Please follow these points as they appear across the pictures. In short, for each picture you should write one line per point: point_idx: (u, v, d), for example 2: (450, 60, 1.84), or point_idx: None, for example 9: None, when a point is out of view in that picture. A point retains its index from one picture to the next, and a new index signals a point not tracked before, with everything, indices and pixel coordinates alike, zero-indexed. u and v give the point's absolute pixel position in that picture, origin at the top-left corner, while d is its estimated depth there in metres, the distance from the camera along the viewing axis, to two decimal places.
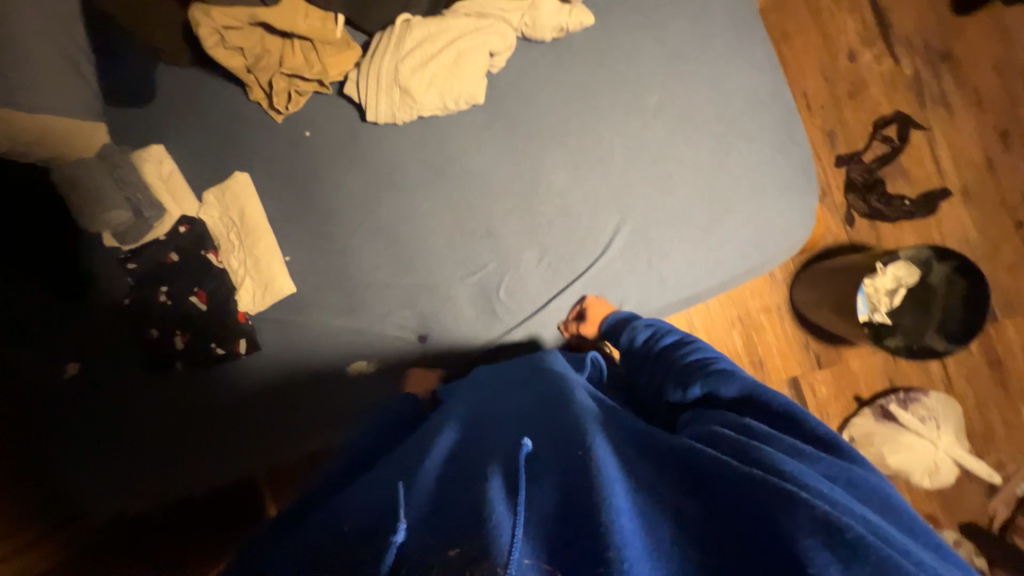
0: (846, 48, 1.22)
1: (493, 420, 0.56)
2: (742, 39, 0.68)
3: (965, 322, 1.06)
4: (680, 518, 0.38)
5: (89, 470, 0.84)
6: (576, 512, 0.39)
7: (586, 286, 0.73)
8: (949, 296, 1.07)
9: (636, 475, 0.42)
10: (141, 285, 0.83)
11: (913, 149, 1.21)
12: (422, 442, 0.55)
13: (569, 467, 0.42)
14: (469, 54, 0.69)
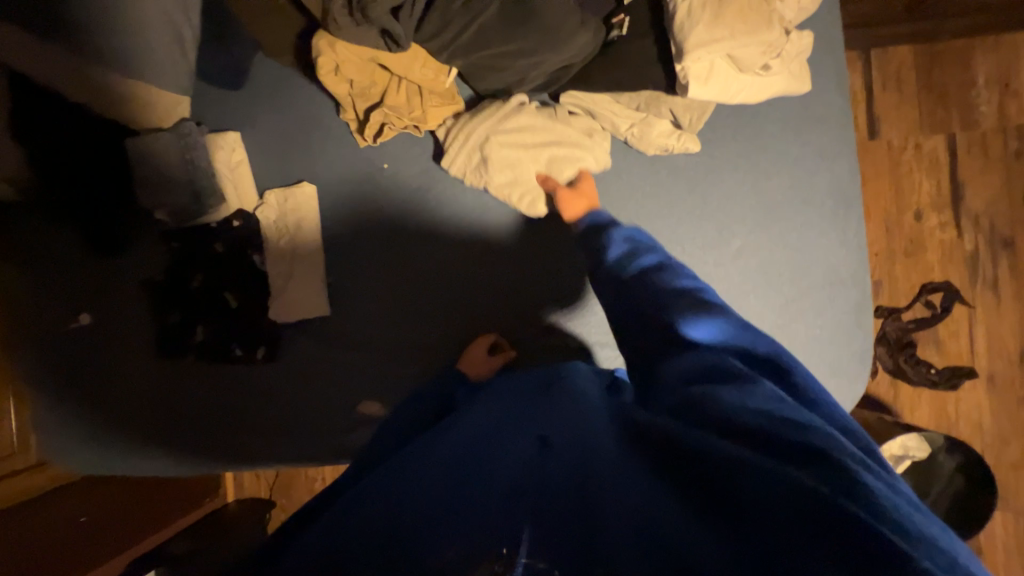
0: (915, 207, 1.22)
1: (513, 403, 0.56)
2: (840, 210, 0.67)
3: (956, 521, 1.04)
4: (662, 502, 0.36)
5: (82, 424, 0.85)
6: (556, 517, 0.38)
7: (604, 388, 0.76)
8: (948, 490, 1.07)
9: (624, 458, 0.41)
10: (177, 265, 0.82)
11: (952, 322, 1.22)
12: (446, 427, 0.55)
13: (568, 470, 0.41)
14: (562, 159, 0.71)
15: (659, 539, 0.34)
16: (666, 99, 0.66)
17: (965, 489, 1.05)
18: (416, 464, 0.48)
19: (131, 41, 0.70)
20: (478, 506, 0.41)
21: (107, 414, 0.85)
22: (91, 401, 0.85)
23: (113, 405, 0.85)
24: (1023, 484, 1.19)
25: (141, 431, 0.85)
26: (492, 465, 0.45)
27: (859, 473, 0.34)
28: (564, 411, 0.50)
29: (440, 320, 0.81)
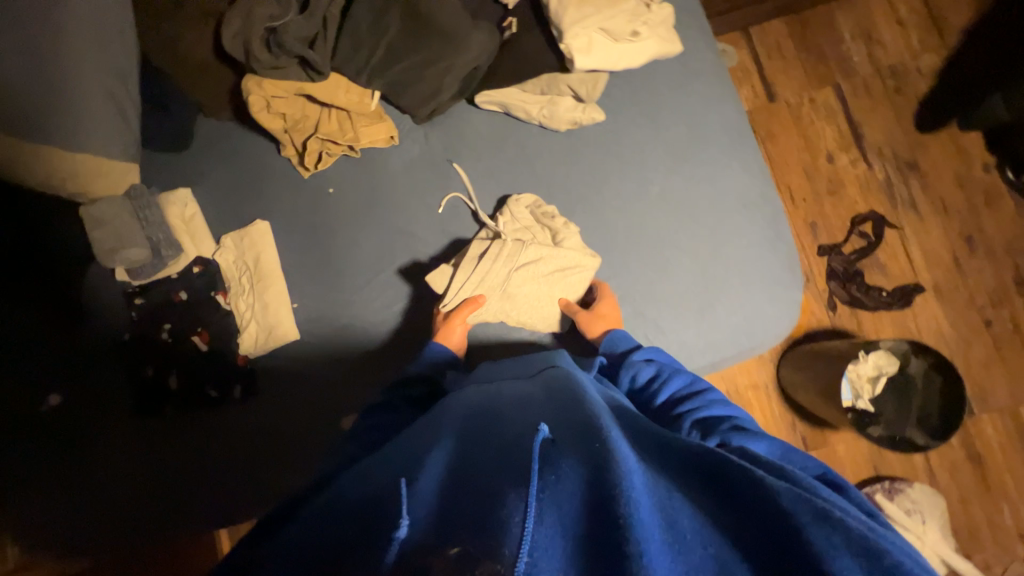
0: (825, 151, 1.35)
1: (505, 408, 0.53)
2: (736, 145, 0.76)
3: (944, 418, 1.09)
4: (691, 511, 0.36)
5: (59, 501, 0.83)
6: (590, 490, 0.36)
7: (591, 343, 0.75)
8: (929, 391, 1.11)
9: (658, 473, 0.40)
10: (145, 320, 0.84)
11: (888, 245, 1.31)
12: (430, 433, 0.52)
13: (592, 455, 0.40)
14: (572, 280, 0.74)
15: (696, 544, 0.34)
16: (563, 78, 0.76)
17: (944, 384, 1.10)
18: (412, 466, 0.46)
19: (72, 117, 0.75)
20: (494, 503, 0.37)
21: (83, 488, 0.83)
22: (65, 477, 0.83)
23: (89, 476, 0.83)
24: (997, 381, 1.24)
25: (122, 499, 0.83)
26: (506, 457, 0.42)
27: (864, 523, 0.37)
28: (573, 410, 0.48)
29: (406, 321, 0.83)
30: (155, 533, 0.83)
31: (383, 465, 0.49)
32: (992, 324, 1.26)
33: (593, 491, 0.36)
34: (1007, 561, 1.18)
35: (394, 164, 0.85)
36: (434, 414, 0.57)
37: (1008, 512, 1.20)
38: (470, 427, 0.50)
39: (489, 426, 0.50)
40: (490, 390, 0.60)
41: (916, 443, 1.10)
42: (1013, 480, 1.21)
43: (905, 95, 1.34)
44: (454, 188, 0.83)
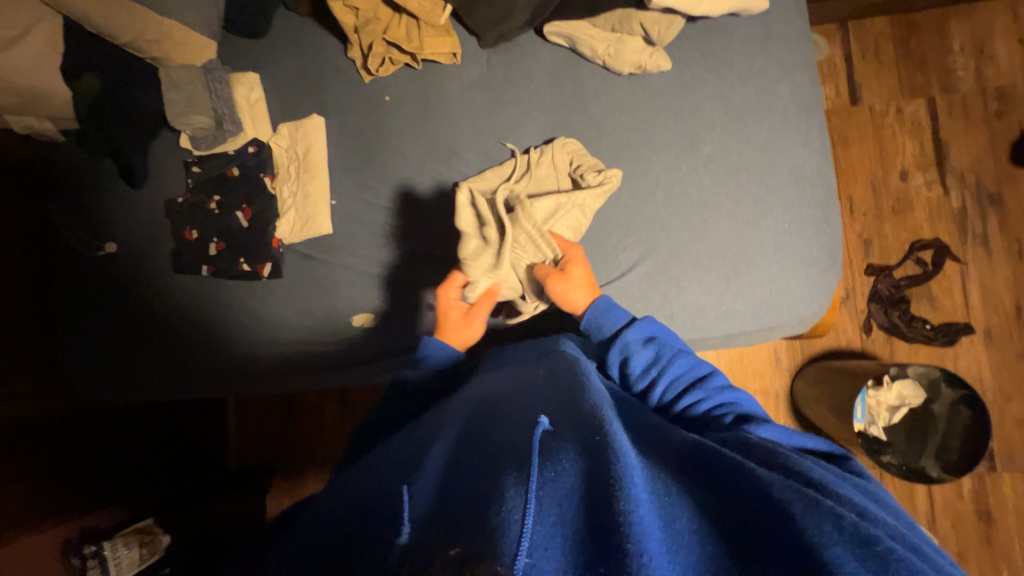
0: (901, 167, 1.26)
1: (506, 404, 0.55)
2: (801, 118, 0.73)
3: (966, 455, 1.02)
4: (692, 508, 0.37)
5: (103, 337, 0.92)
6: (589, 490, 0.38)
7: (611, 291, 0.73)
8: (954, 425, 1.04)
9: (652, 470, 0.41)
10: (197, 188, 0.90)
11: (944, 278, 1.22)
12: (430, 431, 0.56)
13: (590, 448, 0.41)
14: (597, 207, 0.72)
15: (691, 536, 0.35)
16: (637, 14, 0.72)
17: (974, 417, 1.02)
18: (421, 470, 0.48)
19: None
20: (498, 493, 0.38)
21: (124, 330, 0.92)
22: (111, 317, 0.93)
23: (130, 319, 0.92)
24: None
25: (154, 346, 0.91)
26: (508, 454, 0.44)
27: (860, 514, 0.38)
28: (571, 405, 0.49)
29: (432, 237, 0.86)
30: (178, 389, 0.91)
31: (396, 456, 0.53)
32: None
33: (590, 489, 0.38)
34: None
35: (450, 82, 0.85)
36: (445, 409, 0.60)
37: None
38: (476, 427, 0.53)
39: (490, 420, 0.52)
40: (503, 380, 0.63)
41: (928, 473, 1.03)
42: (1020, 547, 1.14)
43: (1006, 122, 1.23)
44: (503, 115, 0.82)
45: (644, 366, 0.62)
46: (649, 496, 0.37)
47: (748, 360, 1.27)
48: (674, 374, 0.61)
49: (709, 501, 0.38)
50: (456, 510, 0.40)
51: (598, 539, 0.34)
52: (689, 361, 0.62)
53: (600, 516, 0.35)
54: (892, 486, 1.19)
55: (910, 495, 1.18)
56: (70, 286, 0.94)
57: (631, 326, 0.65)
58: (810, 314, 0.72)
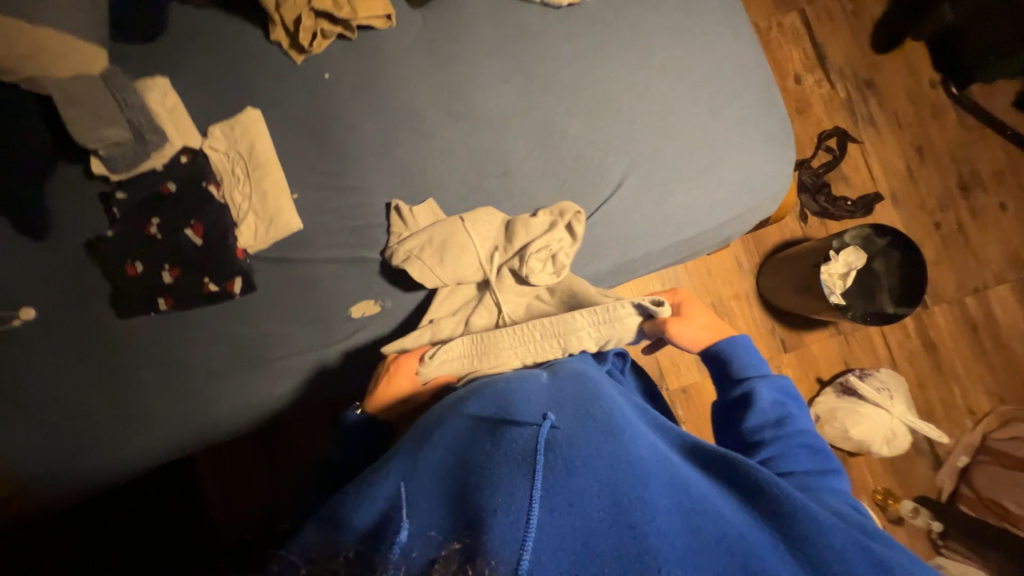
0: (793, 72, 1.42)
1: (512, 395, 0.56)
2: (728, 17, 0.80)
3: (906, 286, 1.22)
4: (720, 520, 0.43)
5: (50, 417, 0.78)
6: (612, 499, 0.43)
7: (607, 212, 0.76)
8: (891, 267, 1.22)
9: (676, 478, 0.47)
10: (127, 216, 0.78)
11: (850, 158, 1.41)
12: (428, 427, 0.56)
13: (613, 463, 0.45)
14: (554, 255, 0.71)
15: (714, 545, 0.41)
16: None
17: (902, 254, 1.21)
18: (422, 459, 0.51)
19: None
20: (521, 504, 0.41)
21: (77, 400, 0.79)
22: (56, 390, 0.78)
23: (83, 386, 0.79)
24: (945, 277, 1.38)
25: (121, 408, 0.79)
26: (511, 449, 0.47)
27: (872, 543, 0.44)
28: (584, 409, 0.52)
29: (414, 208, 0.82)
30: (163, 449, 0.80)
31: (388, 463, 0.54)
32: (939, 226, 1.39)
33: (612, 496, 0.43)
34: (959, 432, 1.32)
35: (391, 46, 0.82)
36: (444, 409, 0.62)
37: (958, 390, 1.34)
38: (480, 416, 0.55)
39: (496, 416, 0.53)
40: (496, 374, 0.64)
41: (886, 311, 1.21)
42: (960, 362, 1.36)
43: (861, 18, 1.43)
44: (454, 68, 0.81)
45: (762, 421, 0.62)
46: (667, 512, 0.43)
47: (716, 272, 1.37)
48: (789, 444, 0.59)
49: (741, 521, 0.44)
50: (461, 505, 0.44)
51: (608, 545, 0.40)
52: (807, 435, 0.61)
53: (627, 528, 0.41)
54: (856, 344, 1.35)
55: (873, 348, 1.36)
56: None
57: (764, 381, 0.64)
58: (781, 188, 0.79)
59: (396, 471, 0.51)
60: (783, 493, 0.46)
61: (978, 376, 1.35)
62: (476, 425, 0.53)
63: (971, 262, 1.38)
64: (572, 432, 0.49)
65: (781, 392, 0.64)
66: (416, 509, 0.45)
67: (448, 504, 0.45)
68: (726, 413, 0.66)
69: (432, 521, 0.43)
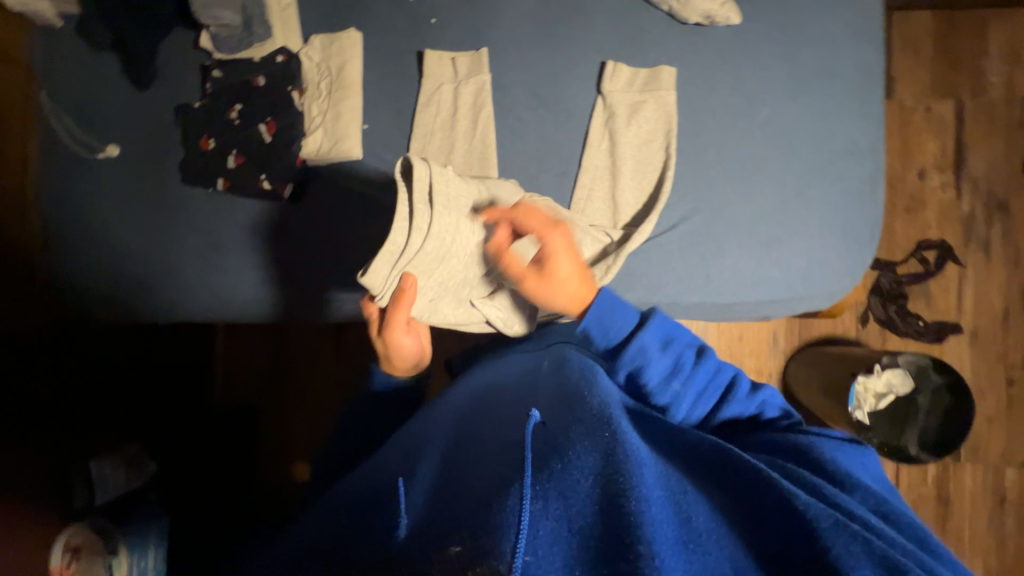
0: (921, 166, 1.27)
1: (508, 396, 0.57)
2: (859, 92, 0.75)
3: (944, 436, 1.10)
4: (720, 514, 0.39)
5: (101, 245, 0.88)
6: (603, 480, 0.38)
7: (649, 249, 0.72)
8: (934, 407, 1.11)
9: (669, 471, 0.42)
10: (216, 94, 0.83)
11: (943, 277, 1.26)
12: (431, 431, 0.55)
13: (600, 442, 0.41)
14: None
15: (714, 543, 0.37)
16: None
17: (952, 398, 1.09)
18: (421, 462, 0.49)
19: None
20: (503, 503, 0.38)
21: (124, 241, 0.88)
22: (111, 224, 0.88)
23: (130, 231, 0.88)
24: (993, 437, 1.24)
25: (156, 262, 0.87)
26: (506, 449, 0.45)
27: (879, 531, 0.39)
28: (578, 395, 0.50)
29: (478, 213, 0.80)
30: (179, 311, 0.88)
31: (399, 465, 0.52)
32: (1011, 384, 1.25)
33: (604, 483, 0.38)
34: None
35: (503, 9, 0.79)
36: (476, 399, 0.60)
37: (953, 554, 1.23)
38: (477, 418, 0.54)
39: (491, 424, 0.52)
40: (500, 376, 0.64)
41: (906, 451, 1.11)
42: (970, 529, 1.24)
43: None
44: (555, 52, 0.78)
45: (665, 377, 0.56)
46: (662, 498, 0.38)
47: (747, 340, 1.27)
48: (697, 382, 0.57)
49: (731, 515, 0.39)
50: (449, 512, 0.41)
51: (603, 535, 0.35)
52: (716, 369, 0.59)
53: (617, 508, 0.36)
54: None
55: None
56: (66, 191, 0.88)
57: (643, 330, 0.57)
58: (840, 287, 0.74)
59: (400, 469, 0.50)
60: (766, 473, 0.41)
61: (982, 551, 1.23)
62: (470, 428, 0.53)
63: None
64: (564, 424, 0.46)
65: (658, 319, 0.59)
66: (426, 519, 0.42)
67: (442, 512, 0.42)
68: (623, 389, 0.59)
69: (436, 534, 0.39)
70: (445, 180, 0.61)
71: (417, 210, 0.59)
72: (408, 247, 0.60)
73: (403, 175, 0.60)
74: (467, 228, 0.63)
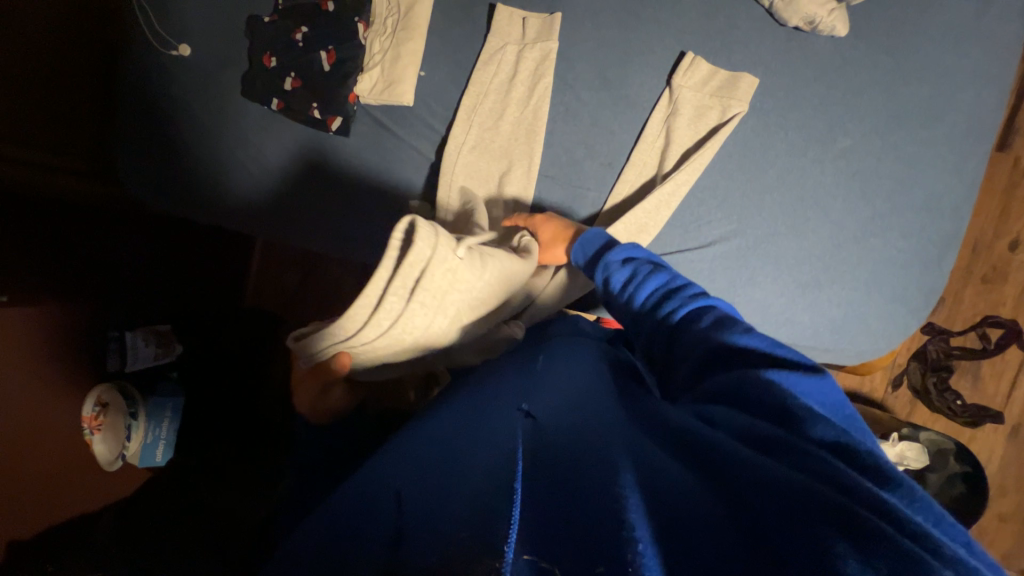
0: (1015, 235, 1.13)
1: (502, 383, 0.58)
2: (960, 143, 0.67)
3: None
4: (694, 495, 0.36)
5: (149, 139, 0.90)
6: (591, 480, 0.39)
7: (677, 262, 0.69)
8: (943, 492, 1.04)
9: (650, 460, 0.40)
10: (286, 12, 0.83)
11: (1000, 360, 1.15)
12: (431, 418, 0.57)
13: (591, 449, 0.42)
14: None
15: (689, 527, 0.34)
16: None
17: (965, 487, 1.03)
18: (420, 453, 0.52)
19: None
20: (493, 493, 0.40)
21: (172, 139, 0.90)
22: (163, 120, 0.90)
23: (182, 130, 0.90)
24: (1000, 537, 1.17)
25: (202, 167, 0.90)
26: (501, 442, 0.46)
27: (863, 494, 0.33)
28: (576, 404, 0.51)
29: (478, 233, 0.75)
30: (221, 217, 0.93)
31: (397, 447, 0.55)
32: None
33: (592, 481, 0.39)
34: None
35: None
36: (464, 388, 0.61)
37: None
38: (473, 404, 0.56)
39: (483, 413, 0.54)
40: (499, 362, 0.65)
41: None
42: None
43: None
44: (633, 31, 0.72)
45: (619, 283, 0.60)
46: (640, 489, 0.37)
47: None
48: (650, 289, 0.58)
49: (706, 500, 0.36)
50: (439, 517, 0.41)
51: (585, 520, 0.35)
52: (673, 280, 0.58)
53: (601, 500, 0.36)
54: None
55: None
56: (131, 78, 0.90)
57: (616, 248, 0.63)
58: (871, 350, 0.70)
59: (401, 454, 0.52)
60: (740, 457, 0.38)
61: None
62: (465, 413, 0.55)
63: None
64: (554, 427, 0.46)
65: (622, 248, 0.63)
66: (423, 514, 0.43)
67: (439, 508, 0.43)
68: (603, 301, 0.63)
69: (436, 528, 0.40)
70: (441, 271, 0.54)
71: (387, 302, 0.54)
72: (359, 338, 0.56)
73: (404, 238, 0.52)
74: (439, 321, 0.60)
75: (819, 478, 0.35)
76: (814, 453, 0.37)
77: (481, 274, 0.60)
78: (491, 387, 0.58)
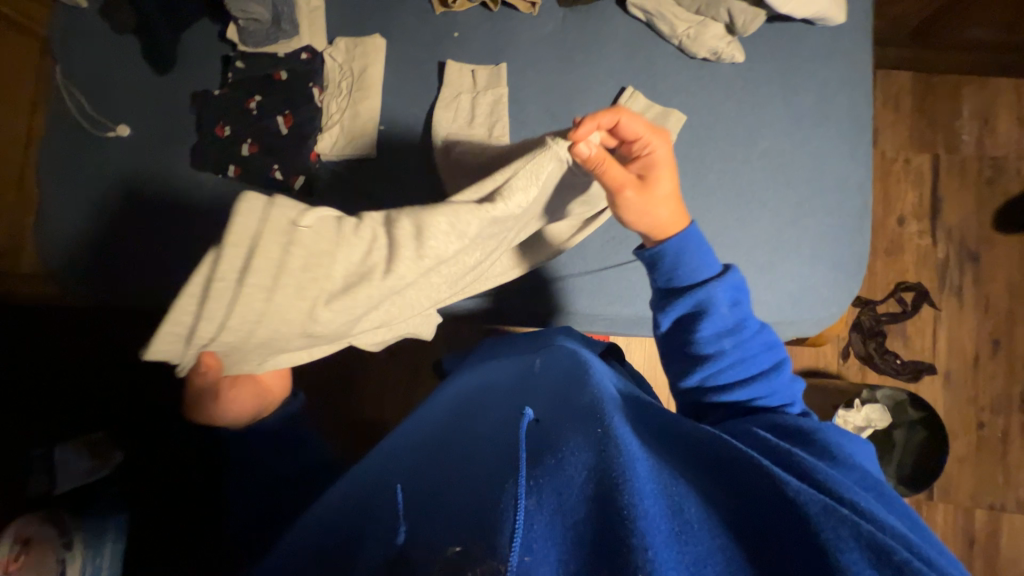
0: (900, 213, 1.35)
1: (502, 401, 0.59)
2: (849, 136, 0.82)
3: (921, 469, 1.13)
4: (713, 501, 0.42)
5: (87, 226, 0.85)
6: (593, 479, 0.41)
7: None
8: (909, 442, 1.14)
9: (661, 468, 0.44)
10: (236, 84, 0.85)
11: (919, 318, 1.32)
12: (434, 442, 0.59)
13: (590, 441, 0.44)
14: None
15: (706, 532, 0.39)
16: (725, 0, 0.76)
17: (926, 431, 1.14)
18: (429, 475, 0.54)
19: None
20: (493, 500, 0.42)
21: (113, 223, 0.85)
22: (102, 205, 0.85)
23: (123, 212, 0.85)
24: (963, 478, 1.28)
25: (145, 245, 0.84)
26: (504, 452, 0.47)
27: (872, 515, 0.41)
28: (574, 401, 0.52)
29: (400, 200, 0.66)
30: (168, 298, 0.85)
31: (402, 475, 0.56)
32: (982, 426, 1.30)
33: (593, 480, 0.41)
34: None
35: (523, 31, 0.84)
36: (463, 410, 0.62)
37: None
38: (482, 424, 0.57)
39: (485, 433, 0.55)
40: (494, 375, 0.66)
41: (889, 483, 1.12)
42: None
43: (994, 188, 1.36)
44: (570, 74, 0.82)
45: (720, 330, 0.64)
46: (654, 496, 0.40)
47: None
48: (748, 346, 0.64)
49: (722, 506, 0.41)
50: (442, 531, 0.44)
51: (596, 528, 0.39)
52: (765, 343, 0.66)
53: (609, 505, 0.39)
54: None
55: None
56: (60, 165, 0.86)
57: (719, 283, 0.64)
58: (829, 316, 0.78)
59: (410, 482, 0.54)
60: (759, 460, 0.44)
61: None
62: (475, 435, 0.56)
63: (997, 477, 1.28)
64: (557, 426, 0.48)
65: (724, 287, 0.64)
66: (435, 530, 0.45)
67: (448, 527, 0.45)
68: (678, 342, 0.66)
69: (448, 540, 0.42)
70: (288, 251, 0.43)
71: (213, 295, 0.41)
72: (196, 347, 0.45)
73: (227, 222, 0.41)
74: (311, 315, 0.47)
75: (827, 492, 0.43)
76: (826, 474, 0.45)
77: (354, 245, 0.47)
78: (496, 405, 0.59)
